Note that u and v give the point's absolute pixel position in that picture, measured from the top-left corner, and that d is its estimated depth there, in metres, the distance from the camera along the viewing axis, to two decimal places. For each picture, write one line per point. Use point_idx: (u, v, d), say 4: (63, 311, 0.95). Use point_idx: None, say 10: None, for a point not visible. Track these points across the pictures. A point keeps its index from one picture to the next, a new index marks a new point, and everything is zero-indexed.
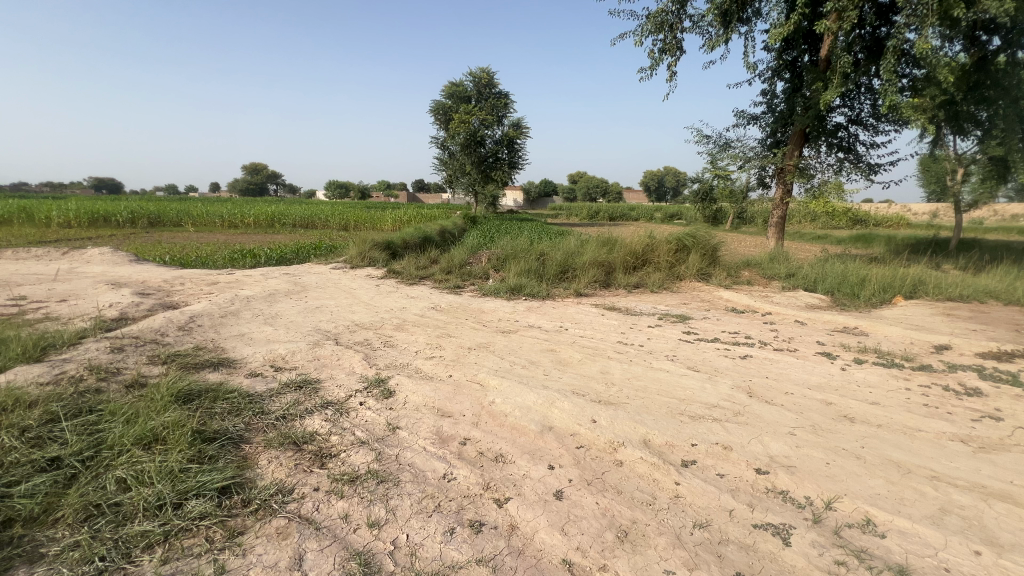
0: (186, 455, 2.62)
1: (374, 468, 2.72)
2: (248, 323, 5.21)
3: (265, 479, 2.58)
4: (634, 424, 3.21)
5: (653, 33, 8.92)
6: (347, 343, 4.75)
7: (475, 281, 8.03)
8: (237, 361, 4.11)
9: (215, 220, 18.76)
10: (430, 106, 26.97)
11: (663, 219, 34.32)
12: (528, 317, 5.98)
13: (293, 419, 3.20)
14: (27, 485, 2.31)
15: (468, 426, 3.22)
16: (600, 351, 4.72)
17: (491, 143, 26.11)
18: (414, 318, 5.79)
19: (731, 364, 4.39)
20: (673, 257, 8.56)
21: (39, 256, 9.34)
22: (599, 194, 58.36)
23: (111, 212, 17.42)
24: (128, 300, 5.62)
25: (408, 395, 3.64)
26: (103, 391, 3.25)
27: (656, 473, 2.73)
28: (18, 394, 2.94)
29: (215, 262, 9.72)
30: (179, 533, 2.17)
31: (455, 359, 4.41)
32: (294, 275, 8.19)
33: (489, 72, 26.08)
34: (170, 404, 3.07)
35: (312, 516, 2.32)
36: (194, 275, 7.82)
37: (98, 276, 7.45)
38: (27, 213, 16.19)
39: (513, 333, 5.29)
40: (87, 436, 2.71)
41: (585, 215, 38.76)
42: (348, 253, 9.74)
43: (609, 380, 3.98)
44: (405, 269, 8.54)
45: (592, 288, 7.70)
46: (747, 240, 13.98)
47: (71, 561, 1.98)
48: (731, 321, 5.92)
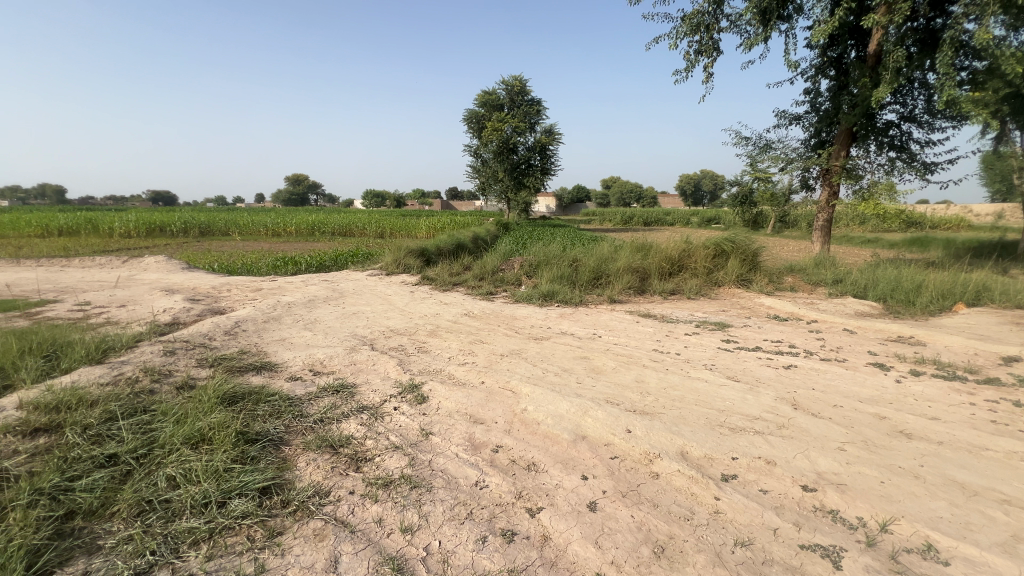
0: (230, 455, 2.72)
1: (408, 473, 2.75)
2: (288, 328, 5.41)
3: (304, 480, 2.66)
4: (671, 435, 3.11)
5: (688, 35, 8.76)
6: (382, 348, 4.85)
7: (508, 288, 8.06)
8: (278, 365, 4.26)
9: (259, 228, 19.59)
10: (464, 115, 27.44)
11: (699, 225, 33.46)
12: (561, 324, 5.94)
13: (330, 422, 3.28)
14: (88, 480, 2.46)
15: (500, 433, 3.21)
16: (635, 359, 4.62)
17: (524, 150, 26.21)
18: (448, 324, 5.85)
19: (774, 374, 4.20)
20: (710, 262, 8.32)
21: (103, 264, 10.03)
22: (633, 198, 57.55)
23: (166, 223, 18.51)
24: (180, 306, 5.94)
25: (441, 401, 3.67)
26: (156, 392, 3.43)
27: (694, 486, 2.63)
28: (81, 394, 3.14)
29: (260, 269, 10.19)
30: (223, 531, 2.25)
31: (487, 365, 4.41)
32: (333, 281, 8.46)
33: (522, 80, 26.23)
34: (216, 405, 3.21)
35: (347, 519, 2.37)
36: (240, 282, 8.21)
37: (153, 283, 7.93)
38: (93, 224, 17.49)
39: (545, 340, 5.25)
40: (141, 434, 2.87)
41: (618, 221, 38.29)
42: (384, 261, 9.97)
43: (644, 389, 3.88)
44: (438, 276, 8.66)
45: (626, 294, 7.57)
46: (791, 244, 13.44)
47: (125, 554, 2.08)
48: (774, 330, 5.67)
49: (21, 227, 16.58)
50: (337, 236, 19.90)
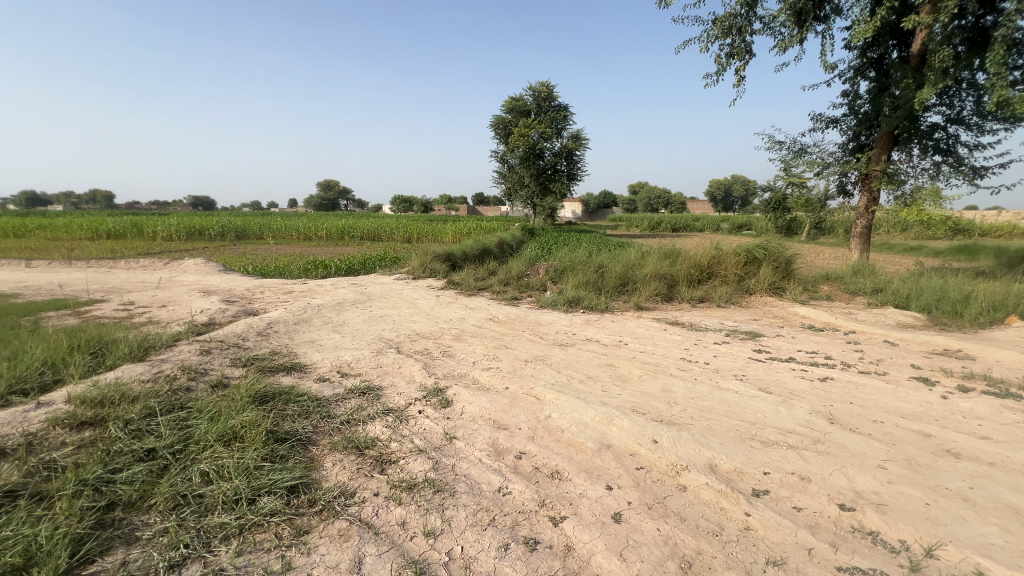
0: (260, 454, 2.79)
1: (431, 477, 2.76)
2: (318, 330, 5.53)
3: (330, 481, 2.70)
4: (699, 447, 3.03)
5: (720, 38, 8.60)
6: (408, 351, 4.91)
7: (533, 293, 8.04)
8: (307, 366, 4.36)
9: (291, 232, 20.22)
10: (491, 121, 27.67)
11: (730, 231, 32.70)
12: (586, 331, 5.88)
13: (356, 423, 3.34)
14: (128, 473, 2.56)
15: (524, 440, 3.19)
16: (662, 368, 4.53)
17: (550, 156, 26.20)
18: (472, 329, 5.87)
19: (809, 387, 4.04)
20: (741, 270, 8.10)
21: (146, 266, 10.53)
22: (661, 204, 56.72)
23: (204, 226, 19.33)
24: (216, 306, 6.17)
25: (465, 405, 3.68)
26: (193, 390, 3.56)
27: (724, 501, 2.55)
28: (124, 390, 3.28)
29: (292, 272, 10.50)
30: (252, 527, 2.31)
31: (511, 371, 4.40)
32: (361, 284, 8.62)
33: (549, 86, 26.25)
34: (248, 404, 3.31)
35: (371, 520, 2.39)
36: (273, 284, 8.46)
37: (192, 284, 8.27)
38: (138, 227, 18.45)
39: (570, 346, 5.21)
40: (178, 430, 2.98)
41: (646, 226, 37.81)
42: (411, 265, 10.12)
43: (671, 399, 3.79)
44: (464, 280, 8.73)
45: (653, 301, 7.45)
46: (827, 251, 12.97)
47: (161, 546, 2.16)
48: (808, 340, 5.46)
49: (73, 231, 17.57)
50: (366, 240, 20.30)
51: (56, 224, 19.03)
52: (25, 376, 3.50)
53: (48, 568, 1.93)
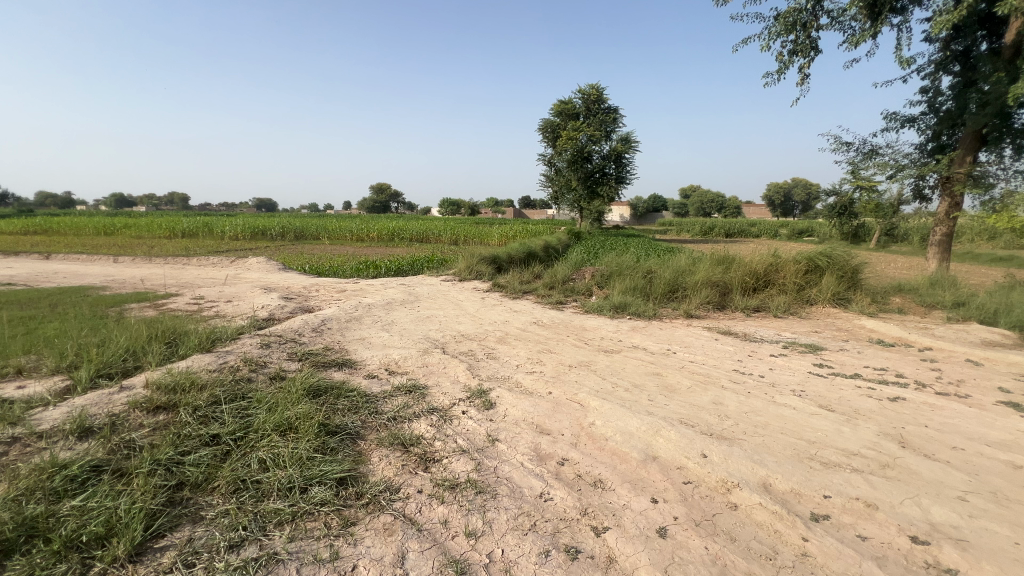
0: (313, 445, 2.93)
1: (473, 478, 2.78)
2: (368, 328, 5.73)
3: (376, 475, 2.79)
4: (751, 464, 2.88)
5: (782, 35, 8.19)
6: (453, 352, 4.99)
7: (578, 297, 7.97)
8: (358, 363, 4.53)
9: (345, 233, 21.11)
10: (540, 125, 27.73)
11: (789, 237, 30.98)
12: (633, 338, 5.75)
13: (402, 421, 3.43)
14: (195, 456, 2.75)
15: (566, 446, 3.16)
16: (713, 379, 4.35)
17: (598, 159, 25.87)
18: (516, 332, 5.89)
19: (877, 406, 3.75)
20: (801, 279, 7.66)
21: (216, 263, 11.34)
22: (714, 208, 54.62)
23: (267, 227, 20.56)
24: (276, 303, 6.52)
25: (508, 408, 3.69)
26: (253, 381, 3.79)
27: (778, 524, 2.41)
28: (193, 378, 3.54)
29: (345, 271, 10.96)
30: (304, 515, 2.41)
31: (555, 376, 4.37)
32: (409, 285, 8.85)
33: (599, 88, 25.96)
34: (302, 397, 3.49)
35: (415, 517, 2.44)
36: (327, 283, 8.85)
37: (255, 282, 8.81)
38: (208, 227, 19.92)
39: (615, 353, 5.11)
40: (239, 419, 3.18)
41: (697, 231, 36.57)
42: (457, 267, 10.29)
43: (722, 412, 3.63)
44: (509, 283, 8.77)
45: (704, 309, 7.18)
46: (899, 260, 12.02)
47: (222, 527, 2.30)
48: (877, 356, 5.07)
49: (154, 230, 19.18)
50: (415, 242, 20.85)
51: (140, 224, 20.83)
52: (111, 362, 3.85)
53: (126, 540, 2.10)
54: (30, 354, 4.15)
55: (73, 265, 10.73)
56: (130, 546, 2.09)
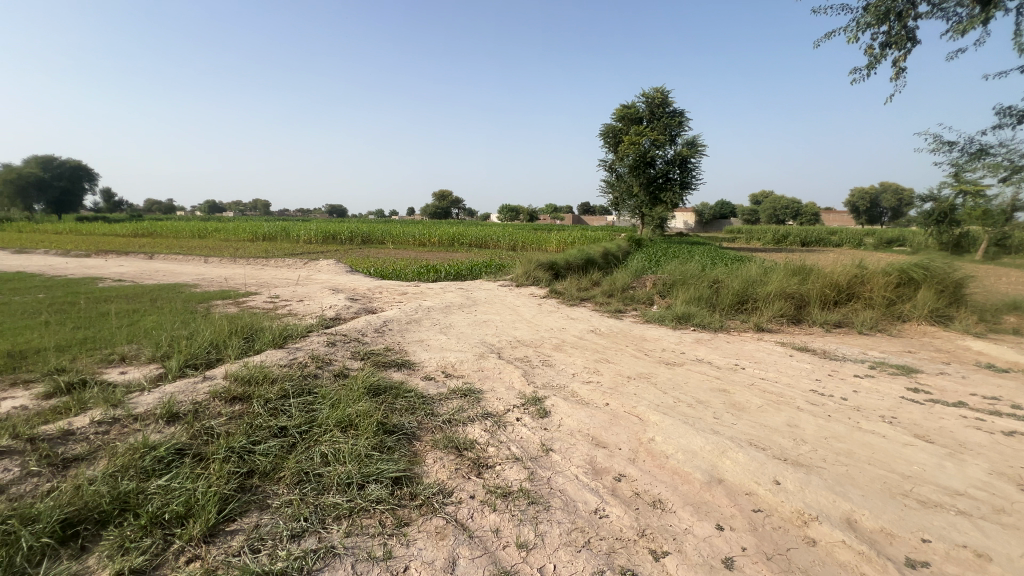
0: (371, 442, 3.01)
1: (526, 487, 2.73)
2: (426, 330, 5.86)
3: (430, 477, 2.81)
4: (833, 496, 2.61)
5: (872, 26, 7.50)
6: (509, 358, 4.97)
7: (638, 306, 7.71)
8: (416, 364, 4.63)
9: (408, 238, 21.89)
10: (601, 130, 27.38)
11: (876, 247, 28.24)
12: (697, 350, 5.45)
13: (457, 424, 3.44)
14: (264, 446, 2.91)
15: (623, 461, 3.02)
16: (787, 399, 4.01)
17: (662, 164, 24.99)
18: (573, 339, 5.78)
19: (988, 441, 3.28)
20: (891, 293, 6.93)
21: (291, 265, 12.16)
22: (789, 215, 51.06)
23: (337, 231, 21.76)
24: (342, 303, 6.85)
25: (563, 418, 3.61)
26: (319, 377, 3.97)
27: (866, 566, 2.14)
28: (267, 372, 3.77)
29: (407, 275, 11.33)
30: (360, 511, 2.47)
31: (613, 387, 4.22)
32: (468, 289, 8.99)
33: (664, 91, 25.19)
34: (363, 395, 3.61)
35: (466, 523, 2.42)
36: (390, 286, 9.20)
37: (325, 283, 9.33)
38: (286, 231, 21.44)
39: (678, 366, 4.86)
40: (305, 413, 3.34)
41: (769, 240, 34.32)
42: (515, 272, 10.31)
43: (798, 435, 3.33)
44: (567, 290, 8.66)
45: (777, 323, 6.69)
46: (1015, 274, 10.54)
47: (286, 516, 2.40)
48: (987, 383, 4.45)
49: (239, 234, 20.96)
50: (474, 247, 21.24)
51: (228, 227, 22.86)
52: (197, 353, 4.20)
53: (201, 520, 2.25)
54: (131, 343, 4.63)
55: (172, 264, 11.95)
56: (204, 527, 2.23)
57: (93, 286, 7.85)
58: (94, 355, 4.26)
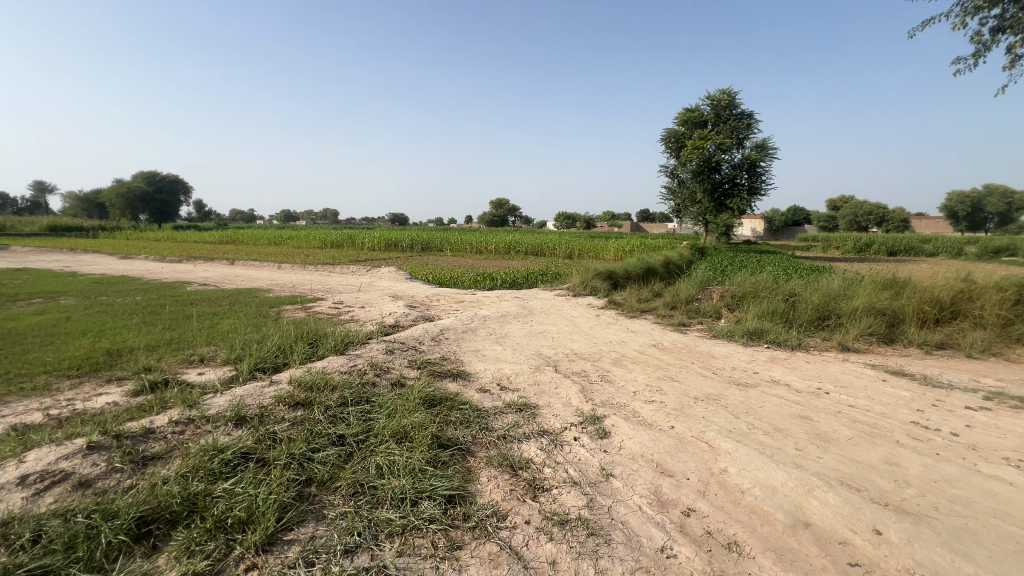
0: (425, 456, 2.96)
1: (585, 516, 2.56)
2: (482, 340, 5.82)
3: (484, 497, 2.71)
4: (949, 555, 2.22)
5: (981, 10, 6.64)
6: (566, 371, 4.80)
7: (703, 320, 7.26)
8: (471, 375, 4.58)
9: (466, 245, 22.27)
10: (663, 135, 26.53)
11: (980, 256, 25.09)
12: (772, 371, 5.00)
13: (512, 441, 3.32)
14: (323, 454, 2.94)
15: (692, 494, 2.76)
16: (883, 432, 3.54)
17: (728, 168, 23.71)
18: (633, 354, 5.51)
19: None
20: (1008, 311, 6.03)
21: (355, 271, 12.68)
22: (873, 221, 46.77)
23: (399, 238, 22.53)
24: (401, 311, 6.99)
25: (624, 440, 3.39)
26: (376, 385, 4.01)
27: None
28: (328, 378, 3.85)
29: (464, 282, 11.46)
30: (413, 530, 2.41)
31: (678, 408, 3.93)
32: (523, 298, 8.91)
33: (731, 93, 24.00)
34: (419, 405, 3.59)
35: (521, 551, 2.29)
36: (447, 293, 9.30)
37: (385, 289, 9.62)
38: (352, 238, 22.53)
39: (751, 387, 4.47)
40: (363, 422, 3.36)
41: (849, 248, 31.55)
42: (572, 281, 10.11)
43: (900, 477, 2.90)
44: (626, 301, 8.35)
45: (864, 342, 6.02)
46: None
47: (341, 528, 2.38)
48: None
49: (310, 241, 22.30)
50: (530, 254, 21.22)
51: (300, 235, 24.37)
52: (266, 357, 4.39)
53: (261, 528, 2.28)
54: (210, 345, 4.93)
55: (250, 270, 12.85)
56: (264, 535, 2.25)
57: (182, 289, 8.56)
58: (178, 355, 4.58)
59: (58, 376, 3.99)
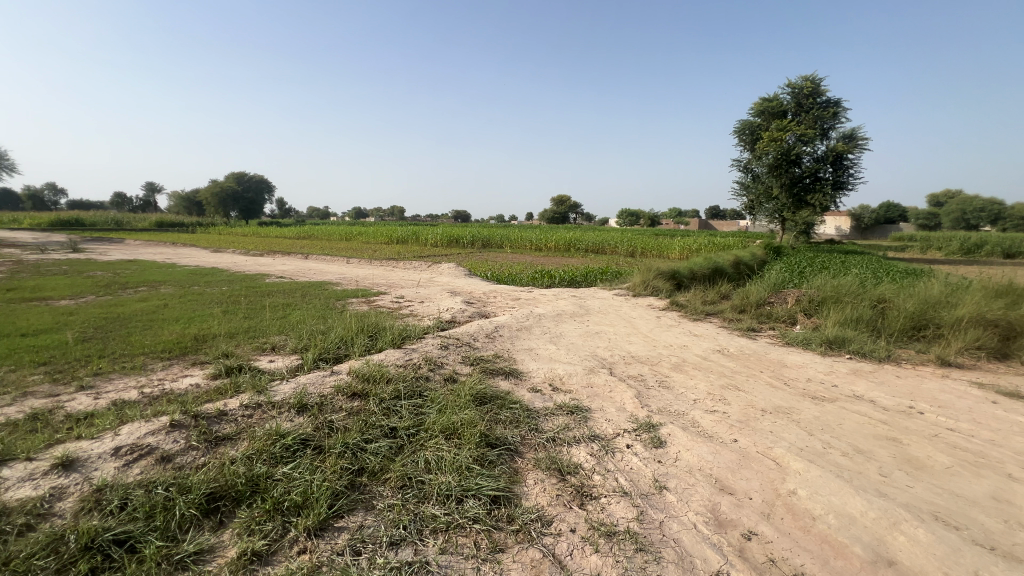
0: (473, 454, 2.96)
1: (634, 529, 2.43)
2: (536, 339, 5.76)
3: (529, 500, 2.66)
4: None
5: None
6: (621, 375, 4.63)
7: (775, 326, 6.74)
8: (523, 374, 4.54)
9: (525, 243, 22.31)
10: (737, 127, 24.99)
11: None
12: (854, 384, 4.52)
13: (561, 444, 3.25)
14: (375, 445, 3.03)
15: (754, 516, 2.55)
16: (991, 462, 3.08)
17: (810, 162, 21.82)
18: (695, 360, 5.21)
19: None
20: None
21: (418, 266, 13.09)
22: (985, 219, 41.30)
23: (460, 235, 23.01)
24: (458, 307, 7.10)
25: (681, 451, 3.20)
26: (429, 380, 4.08)
27: None
28: (384, 371, 3.97)
29: (521, 279, 11.46)
30: (457, 528, 2.41)
31: (743, 420, 3.65)
32: (581, 297, 8.74)
33: (815, 79, 22.13)
34: (469, 402, 3.61)
35: (565, 560, 2.22)
36: (504, 290, 9.34)
37: (444, 285, 9.83)
38: (416, 234, 23.32)
39: (828, 402, 4.07)
40: (414, 416, 3.43)
41: (954, 250, 28.04)
42: (632, 280, 9.78)
43: (1011, 517, 2.50)
44: (690, 302, 7.94)
45: (969, 356, 5.31)
46: None
47: (388, 520, 2.43)
48: None
49: (377, 237, 23.35)
50: (590, 252, 20.85)
51: (368, 231, 25.56)
52: (329, 348, 4.62)
53: (314, 514, 2.38)
54: (280, 334, 5.27)
55: (322, 264, 13.67)
56: (316, 521, 2.35)
57: (262, 281, 9.25)
58: (253, 343, 4.93)
59: (153, 357, 4.43)
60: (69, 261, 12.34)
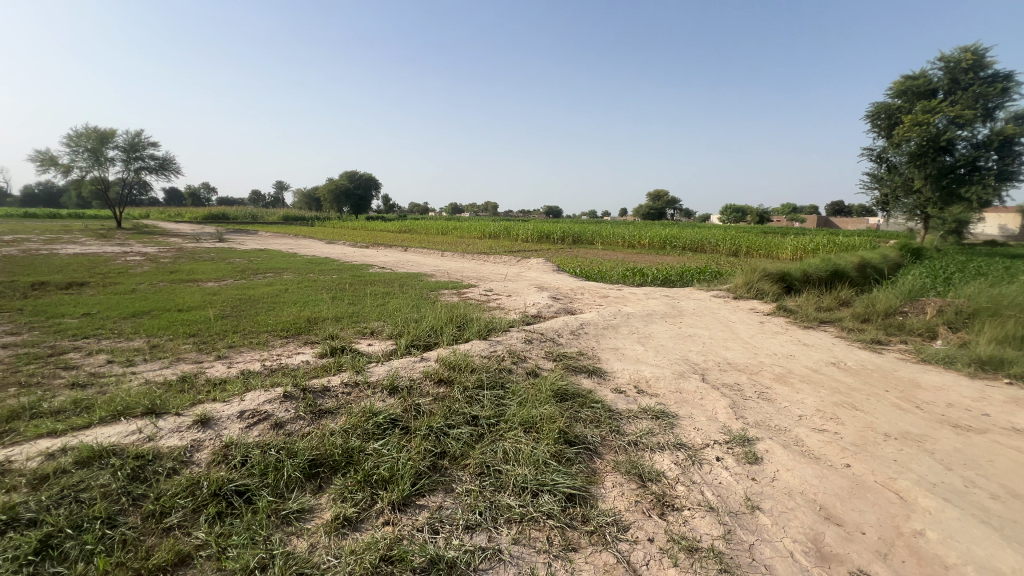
0: (550, 450, 2.95)
1: (719, 548, 2.26)
2: (623, 338, 5.59)
3: (606, 503, 2.59)
4: None
5: None
6: (714, 382, 4.31)
7: (908, 339, 5.82)
8: (607, 373, 4.43)
9: (617, 239, 21.70)
10: (871, 111, 21.92)
11: None
12: (1014, 415, 3.75)
13: (644, 449, 3.11)
14: (457, 431, 3.15)
15: (866, 553, 2.23)
16: None
17: (966, 148, 18.43)
18: (803, 371, 4.68)
19: None
20: None
21: (508, 261, 13.34)
22: None
23: (551, 231, 23.00)
24: (544, 302, 7.11)
25: (780, 470, 2.90)
26: (512, 372, 4.15)
27: None
28: (469, 361, 4.11)
29: (611, 277, 11.15)
30: (530, 520, 2.42)
31: (859, 444, 3.21)
32: (674, 298, 8.29)
33: (977, 51, 18.69)
34: (550, 398, 3.61)
35: (639, 569, 2.13)
36: (593, 287, 9.17)
37: (532, 280, 9.91)
38: (507, 229, 23.79)
39: (975, 433, 3.42)
40: (496, 406, 3.51)
41: None
42: (733, 281, 9.06)
43: None
44: (801, 308, 7.15)
45: None
46: None
47: (465, 504, 2.52)
48: None
49: (471, 232, 24.23)
50: (688, 250, 19.66)
51: (463, 227, 26.60)
52: (421, 336, 4.89)
53: (398, 489, 2.54)
54: (379, 320, 5.69)
55: (420, 256, 14.51)
56: (399, 496, 2.51)
57: (366, 271, 10.06)
58: (355, 327, 5.38)
59: (274, 335, 5.03)
60: (217, 250, 14.45)
